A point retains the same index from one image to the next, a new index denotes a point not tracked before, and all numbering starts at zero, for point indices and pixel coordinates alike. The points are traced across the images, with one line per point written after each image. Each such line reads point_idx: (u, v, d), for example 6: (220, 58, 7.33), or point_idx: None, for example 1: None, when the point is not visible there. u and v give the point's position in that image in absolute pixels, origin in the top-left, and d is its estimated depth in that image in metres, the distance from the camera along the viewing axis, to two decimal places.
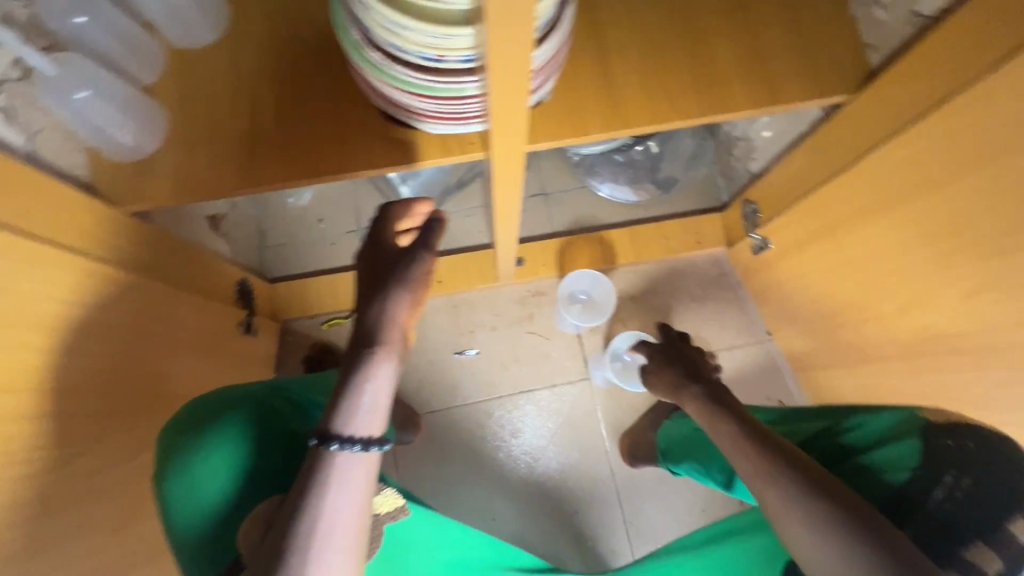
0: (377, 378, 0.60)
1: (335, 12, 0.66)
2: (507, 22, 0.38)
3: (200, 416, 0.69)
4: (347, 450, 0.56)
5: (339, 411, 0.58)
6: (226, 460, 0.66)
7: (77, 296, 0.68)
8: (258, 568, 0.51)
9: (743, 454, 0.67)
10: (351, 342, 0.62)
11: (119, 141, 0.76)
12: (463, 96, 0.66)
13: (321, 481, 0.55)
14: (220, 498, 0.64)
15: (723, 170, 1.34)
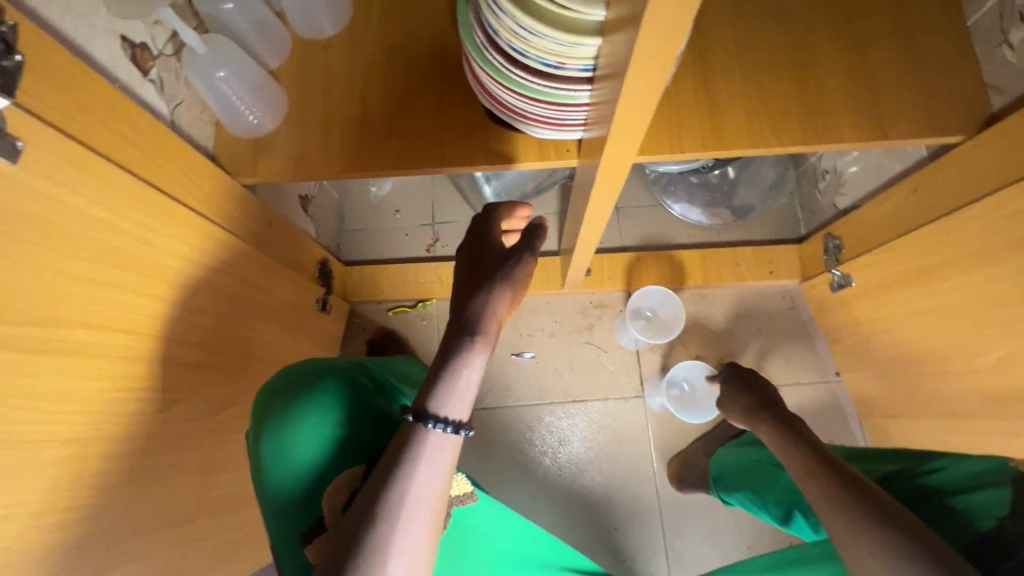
0: (471, 366, 0.66)
1: (462, 17, 0.70)
2: (668, 6, 0.40)
3: (291, 381, 0.72)
4: (440, 430, 0.61)
5: (434, 392, 0.63)
6: (320, 428, 0.68)
7: (195, 255, 0.73)
8: (351, 526, 0.56)
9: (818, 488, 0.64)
10: (449, 331, 0.68)
11: (244, 119, 0.82)
12: (574, 104, 0.68)
13: (411, 458, 0.60)
14: (311, 462, 0.68)
15: (804, 202, 1.31)
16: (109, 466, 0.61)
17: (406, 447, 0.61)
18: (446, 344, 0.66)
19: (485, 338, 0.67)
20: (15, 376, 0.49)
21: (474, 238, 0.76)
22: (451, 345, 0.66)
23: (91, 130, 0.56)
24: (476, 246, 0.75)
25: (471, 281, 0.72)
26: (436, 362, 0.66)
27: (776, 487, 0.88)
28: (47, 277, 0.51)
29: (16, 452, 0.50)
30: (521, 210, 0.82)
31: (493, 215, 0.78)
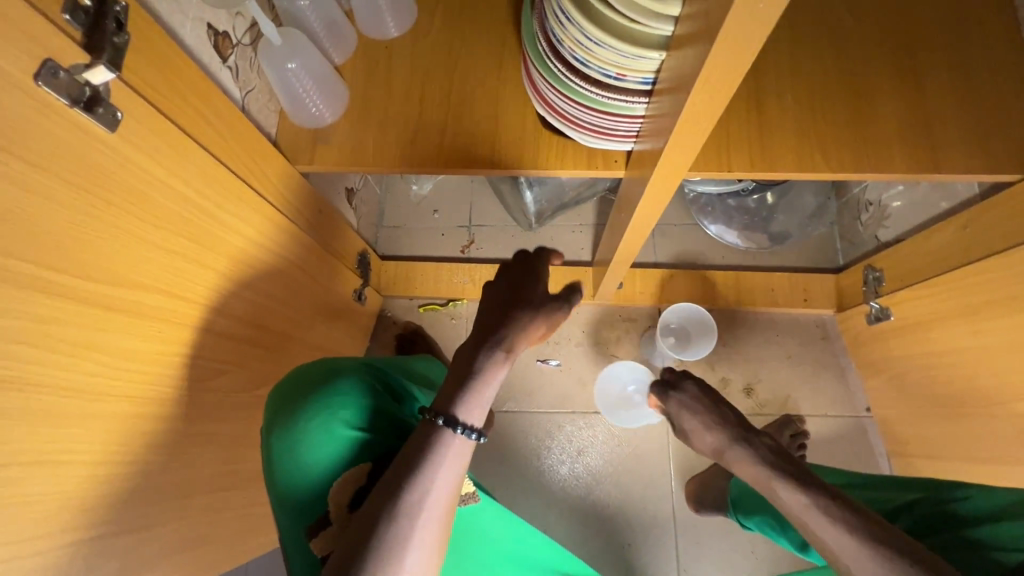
0: (494, 375, 0.63)
1: (526, 25, 0.72)
2: (747, 26, 0.42)
3: (309, 376, 0.68)
4: (465, 436, 0.60)
5: (458, 398, 0.61)
6: (327, 426, 0.63)
7: (251, 233, 0.77)
8: (361, 527, 0.54)
9: (811, 512, 0.61)
10: (475, 336, 0.65)
11: (307, 109, 0.85)
12: (630, 115, 0.70)
13: (432, 458, 0.58)
14: (316, 460, 0.63)
15: (843, 232, 1.29)
16: (157, 427, 0.64)
17: (426, 446, 0.59)
18: (477, 348, 0.63)
19: (512, 350, 0.64)
20: (91, 330, 0.52)
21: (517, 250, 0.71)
22: (481, 350, 0.63)
23: (178, 108, 0.60)
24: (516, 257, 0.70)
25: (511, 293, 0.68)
26: (460, 366, 0.63)
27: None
28: (127, 240, 0.54)
29: (83, 401, 0.53)
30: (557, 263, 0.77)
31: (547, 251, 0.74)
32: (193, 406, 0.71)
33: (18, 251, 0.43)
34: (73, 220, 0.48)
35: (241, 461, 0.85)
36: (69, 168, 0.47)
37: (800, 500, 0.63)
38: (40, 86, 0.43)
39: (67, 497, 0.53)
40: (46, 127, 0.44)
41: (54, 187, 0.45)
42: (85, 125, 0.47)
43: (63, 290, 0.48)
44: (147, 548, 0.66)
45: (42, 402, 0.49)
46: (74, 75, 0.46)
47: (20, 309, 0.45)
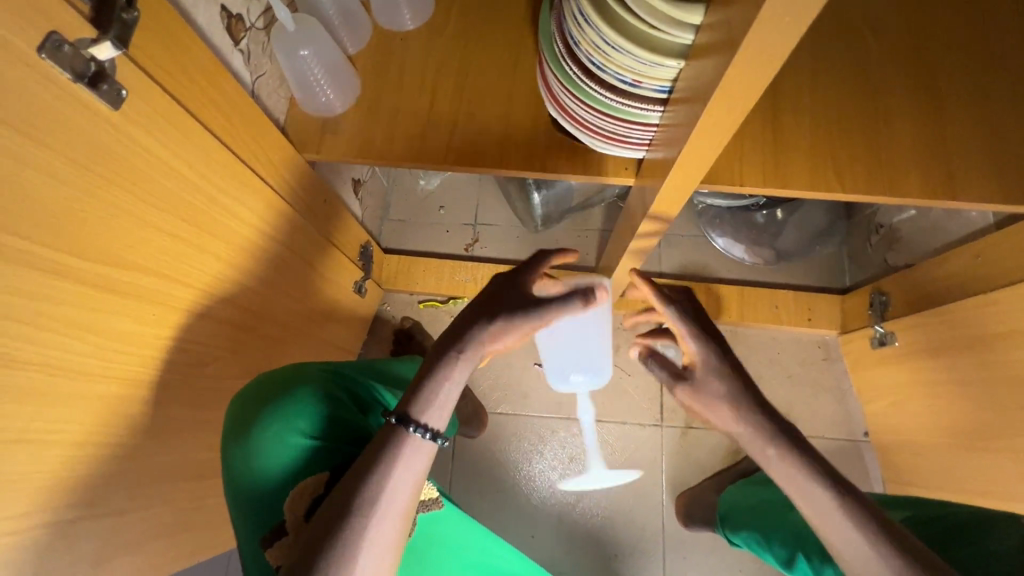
0: (452, 376, 0.62)
1: (543, 26, 0.71)
2: (773, 37, 0.40)
3: (268, 385, 0.66)
4: (418, 435, 0.58)
5: (414, 399, 0.60)
6: (279, 437, 0.62)
7: (253, 218, 0.75)
8: (318, 528, 0.53)
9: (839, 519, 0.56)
10: (440, 338, 0.63)
11: (317, 98, 0.84)
12: (643, 122, 0.68)
13: (387, 459, 0.57)
14: (268, 471, 0.61)
15: (852, 253, 1.28)
16: (146, 410, 0.63)
17: (382, 449, 0.57)
18: (429, 353, 0.62)
19: (470, 352, 0.62)
20: (83, 309, 0.51)
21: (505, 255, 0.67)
22: (433, 355, 0.62)
23: (186, 90, 0.59)
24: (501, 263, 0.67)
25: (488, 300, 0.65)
26: (421, 367, 0.62)
27: (782, 529, 0.86)
28: (125, 220, 0.53)
29: (70, 380, 0.52)
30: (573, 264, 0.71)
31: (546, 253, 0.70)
32: (184, 391, 0.70)
33: (10, 226, 0.42)
34: (70, 196, 0.47)
35: None
36: (70, 143, 0.46)
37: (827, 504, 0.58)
38: (44, 59, 0.42)
39: (50, 476, 0.52)
40: (47, 101, 0.43)
41: (52, 163, 0.45)
42: (88, 101, 0.47)
43: (56, 267, 0.47)
44: (127, 531, 0.65)
45: (28, 380, 0.48)
46: (80, 50, 0.45)
47: (10, 284, 0.44)
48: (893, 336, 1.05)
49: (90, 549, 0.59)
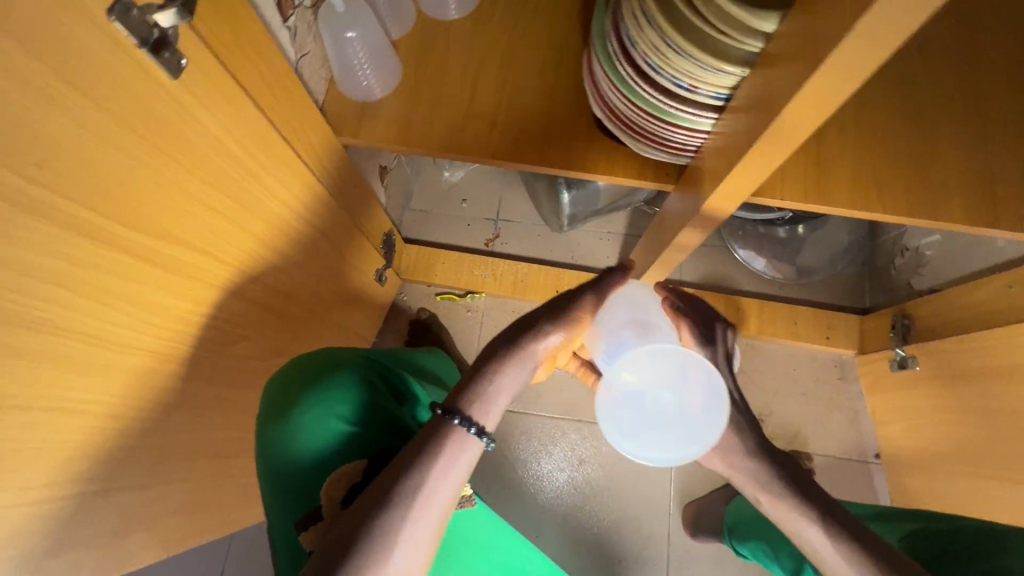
0: (507, 376, 0.61)
1: (597, 24, 0.71)
2: (859, 50, 0.40)
3: (307, 371, 0.68)
4: (464, 428, 0.57)
5: (467, 395, 0.59)
6: (317, 423, 0.63)
7: (289, 199, 0.74)
8: (360, 515, 0.53)
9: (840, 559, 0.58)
10: (499, 338, 0.63)
11: (359, 81, 0.83)
12: (694, 128, 0.68)
13: (433, 453, 0.56)
14: (304, 454, 0.62)
15: (874, 274, 1.27)
16: (174, 386, 0.62)
17: (429, 441, 0.57)
18: (484, 352, 0.62)
19: (524, 352, 0.61)
20: (125, 280, 0.50)
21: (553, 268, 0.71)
22: (490, 354, 0.62)
23: (241, 64, 0.58)
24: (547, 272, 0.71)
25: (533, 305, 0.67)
26: (477, 363, 0.62)
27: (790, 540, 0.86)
28: (172, 191, 0.52)
29: (106, 351, 0.51)
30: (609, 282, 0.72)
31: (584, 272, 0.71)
32: (211, 369, 0.69)
33: (68, 190, 0.42)
34: (124, 164, 0.46)
35: (247, 429, 0.83)
36: (127, 109, 0.45)
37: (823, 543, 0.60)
38: (114, 22, 0.41)
39: (78, 447, 0.51)
40: (114, 66, 0.42)
41: (110, 128, 0.43)
42: (149, 67, 0.45)
43: (104, 234, 0.46)
44: (146, 506, 0.64)
45: (67, 348, 0.47)
46: (146, 15, 0.43)
47: (62, 250, 0.43)
48: (913, 361, 1.04)
49: (110, 522, 0.59)
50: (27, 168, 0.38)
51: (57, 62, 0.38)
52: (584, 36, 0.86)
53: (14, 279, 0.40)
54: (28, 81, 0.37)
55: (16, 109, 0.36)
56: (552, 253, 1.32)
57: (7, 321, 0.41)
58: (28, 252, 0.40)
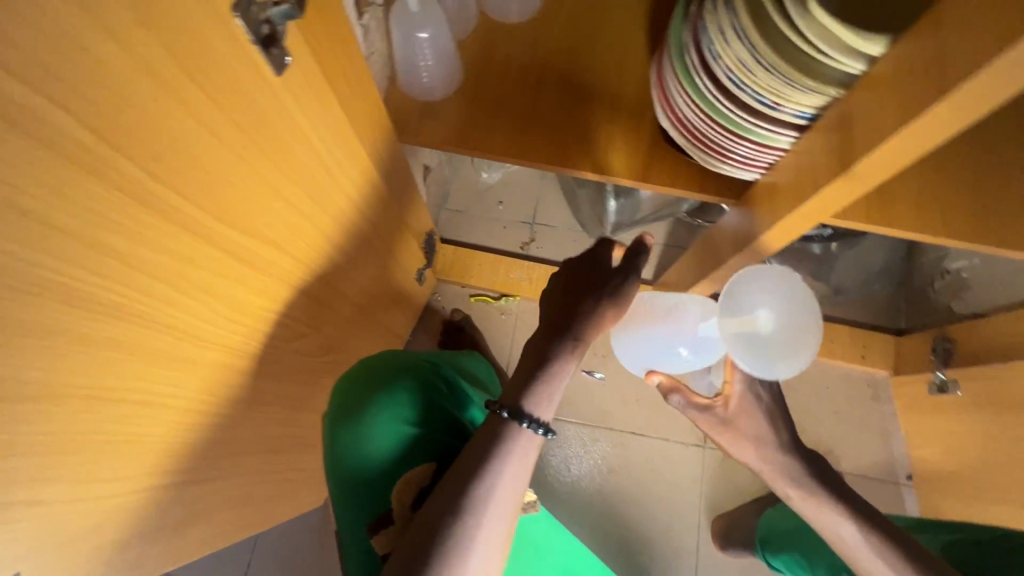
0: (565, 372, 0.63)
1: (676, 36, 0.70)
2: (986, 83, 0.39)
3: (369, 378, 0.70)
4: (530, 430, 0.60)
5: (530, 395, 0.61)
6: (387, 429, 0.66)
7: (353, 197, 0.74)
8: (438, 517, 0.54)
9: (870, 555, 0.66)
10: (550, 332, 0.65)
11: (422, 81, 0.82)
12: (770, 145, 0.67)
13: (499, 451, 0.58)
14: (377, 459, 0.65)
15: (910, 295, 1.27)
16: (239, 381, 0.62)
17: (495, 441, 0.59)
18: (539, 346, 0.64)
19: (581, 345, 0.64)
20: (214, 276, 0.50)
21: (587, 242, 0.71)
22: (547, 347, 0.64)
23: (332, 61, 0.58)
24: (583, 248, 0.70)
25: (571, 287, 0.67)
26: (531, 360, 0.63)
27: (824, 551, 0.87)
28: (261, 188, 0.52)
29: (189, 345, 0.51)
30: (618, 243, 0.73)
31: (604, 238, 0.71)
32: (271, 365, 0.68)
33: (178, 185, 0.41)
34: (227, 160, 0.45)
35: (295, 425, 0.83)
36: (236, 106, 0.44)
37: (857, 544, 0.68)
38: (236, 17, 0.40)
39: (153, 439, 0.51)
40: (231, 62, 0.42)
41: (220, 124, 0.43)
42: (259, 63, 0.45)
43: (202, 230, 0.46)
44: (200, 498, 0.64)
45: (158, 341, 0.47)
46: (261, 10, 0.42)
47: (166, 244, 0.43)
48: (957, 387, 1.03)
49: (167, 513, 0.59)
50: (147, 160, 0.38)
51: (185, 56, 0.38)
52: (649, 45, 0.86)
53: (122, 272, 0.40)
54: (159, 73, 0.36)
55: (146, 103, 0.36)
56: None
57: (110, 313, 0.40)
58: (136, 244, 0.40)
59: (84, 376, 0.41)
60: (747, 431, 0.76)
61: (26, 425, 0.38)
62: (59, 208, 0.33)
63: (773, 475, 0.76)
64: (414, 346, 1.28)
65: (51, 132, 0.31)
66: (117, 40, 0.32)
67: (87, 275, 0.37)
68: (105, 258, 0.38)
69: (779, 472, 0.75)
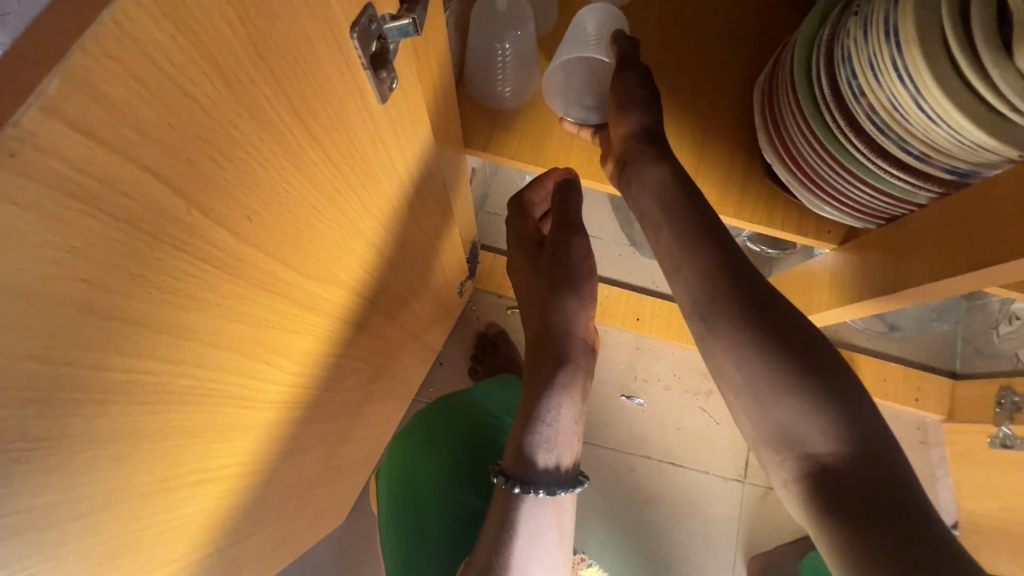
0: (565, 410, 0.59)
1: (798, 61, 0.61)
2: None
3: (425, 429, 0.65)
4: (531, 495, 0.55)
5: (527, 452, 0.56)
6: (438, 490, 0.61)
7: (424, 221, 0.65)
8: None
9: (706, 296, 0.56)
10: (533, 359, 0.62)
11: (495, 88, 0.69)
12: (903, 198, 0.59)
13: (510, 532, 0.53)
14: (428, 524, 0.59)
15: (968, 336, 1.20)
16: (294, 432, 0.54)
17: (506, 519, 0.54)
18: (531, 383, 0.60)
19: (571, 355, 0.61)
20: (286, 333, 0.43)
21: (532, 248, 0.70)
22: (542, 384, 0.59)
23: (434, 77, 0.48)
24: (536, 254, 0.68)
25: (539, 294, 0.65)
26: (523, 407, 0.59)
27: None
28: (346, 231, 0.44)
29: (254, 412, 0.44)
30: (538, 201, 0.74)
31: (523, 204, 0.72)
32: (324, 408, 0.61)
33: (263, 243, 0.33)
34: (318, 207, 0.37)
35: (336, 460, 0.76)
36: (334, 143, 0.36)
37: (704, 302, 0.56)
38: (354, 39, 0.32)
39: (206, 514, 0.44)
40: (338, 90, 0.33)
41: (317, 167, 0.35)
42: (365, 89, 0.36)
43: (282, 287, 0.38)
44: (241, 552, 0.58)
45: (224, 417, 0.39)
46: (378, 25, 0.33)
47: (242, 310, 0.35)
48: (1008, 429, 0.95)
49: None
50: (237, 221, 0.30)
51: (292, 90, 0.29)
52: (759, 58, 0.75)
53: (196, 350, 0.32)
54: (265, 113, 0.28)
55: (245, 153, 0.28)
56: (635, 278, 1.23)
57: (181, 400, 0.33)
58: (215, 319, 0.32)
59: (143, 474, 0.33)
60: (635, 88, 0.61)
61: (75, 541, 0.31)
62: (137, 296, 0.26)
63: (641, 158, 0.61)
64: (445, 358, 1.21)
65: (139, 207, 0.23)
66: (223, 79, 0.24)
67: (158, 367, 0.29)
68: (182, 342, 0.30)
69: (646, 149, 0.61)
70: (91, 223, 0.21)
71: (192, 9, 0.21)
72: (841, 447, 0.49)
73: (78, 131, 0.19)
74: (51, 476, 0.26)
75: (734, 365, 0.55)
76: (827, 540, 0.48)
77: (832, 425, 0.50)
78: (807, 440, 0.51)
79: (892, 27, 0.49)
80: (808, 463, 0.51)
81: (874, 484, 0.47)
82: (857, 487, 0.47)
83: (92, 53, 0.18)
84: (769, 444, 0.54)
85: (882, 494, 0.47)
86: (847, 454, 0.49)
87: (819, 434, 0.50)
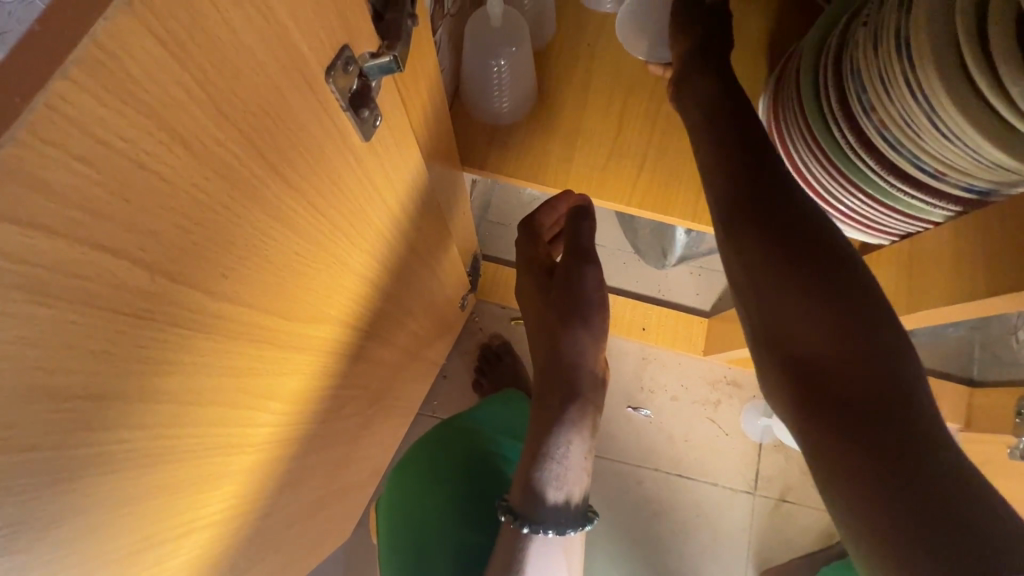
0: (575, 446, 0.58)
1: (806, 73, 0.58)
2: None
3: (438, 447, 0.65)
4: (540, 534, 0.55)
5: (536, 490, 0.56)
6: (440, 510, 0.61)
7: (420, 245, 0.64)
8: None
9: (725, 174, 0.47)
10: (540, 388, 0.61)
11: (492, 105, 0.67)
12: (918, 216, 0.57)
13: (518, 572, 0.54)
14: (428, 544, 0.59)
15: (985, 343, 1.17)
16: (289, 467, 0.53)
17: (513, 560, 0.55)
18: (540, 413, 0.59)
19: (578, 383, 0.60)
20: (274, 377, 0.41)
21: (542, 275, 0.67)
22: (553, 413, 0.58)
23: (424, 105, 0.47)
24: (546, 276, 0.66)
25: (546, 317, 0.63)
26: (532, 441, 0.58)
27: None
28: (334, 269, 0.42)
29: (243, 456, 0.43)
30: (550, 222, 0.74)
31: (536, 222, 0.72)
32: (321, 439, 0.60)
33: (242, 297, 0.32)
34: (301, 252, 0.36)
35: (337, 484, 0.75)
36: (317, 187, 0.34)
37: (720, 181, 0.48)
38: (330, 84, 0.30)
39: (196, 561, 0.43)
40: (317, 136, 0.32)
41: (297, 214, 0.33)
42: (346, 130, 0.34)
43: (267, 334, 0.37)
44: None
45: (211, 467, 0.38)
46: (357, 65, 0.32)
47: (224, 363, 0.34)
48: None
49: None
50: (211, 281, 0.29)
51: (264, 144, 0.28)
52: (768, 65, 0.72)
53: (175, 410, 0.31)
54: (236, 172, 0.27)
55: (215, 214, 0.26)
56: (641, 287, 1.21)
57: (163, 459, 0.32)
58: (194, 378, 0.31)
59: (126, 536, 0.32)
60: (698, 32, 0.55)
61: None
62: (104, 370, 0.25)
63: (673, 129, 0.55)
64: (449, 371, 1.20)
65: (99, 286, 0.22)
66: (185, 147, 0.23)
67: (134, 434, 0.28)
68: (158, 405, 0.29)
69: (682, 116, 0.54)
70: (42, 310, 0.20)
71: (142, 83, 0.20)
72: (842, 355, 0.39)
73: (15, 224, 0.18)
74: (22, 557, 0.25)
75: (744, 250, 0.45)
76: (814, 448, 0.38)
77: (842, 329, 0.40)
78: (807, 343, 0.41)
79: (904, 40, 0.47)
80: (804, 375, 0.41)
81: (881, 401, 0.37)
82: (859, 395, 0.37)
83: (27, 143, 0.17)
84: (764, 353, 0.44)
85: (888, 417, 0.36)
86: (853, 365, 0.39)
87: (822, 334, 0.41)
